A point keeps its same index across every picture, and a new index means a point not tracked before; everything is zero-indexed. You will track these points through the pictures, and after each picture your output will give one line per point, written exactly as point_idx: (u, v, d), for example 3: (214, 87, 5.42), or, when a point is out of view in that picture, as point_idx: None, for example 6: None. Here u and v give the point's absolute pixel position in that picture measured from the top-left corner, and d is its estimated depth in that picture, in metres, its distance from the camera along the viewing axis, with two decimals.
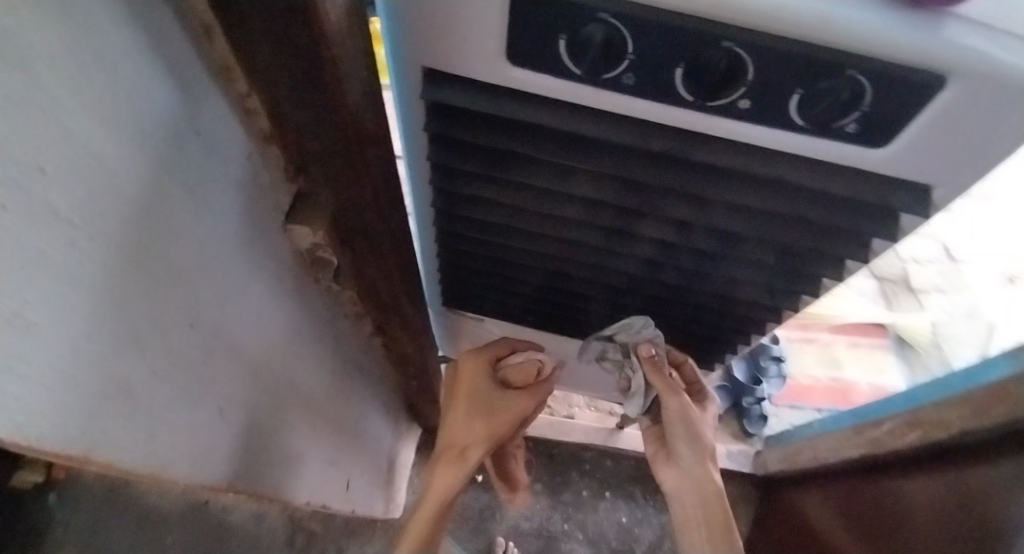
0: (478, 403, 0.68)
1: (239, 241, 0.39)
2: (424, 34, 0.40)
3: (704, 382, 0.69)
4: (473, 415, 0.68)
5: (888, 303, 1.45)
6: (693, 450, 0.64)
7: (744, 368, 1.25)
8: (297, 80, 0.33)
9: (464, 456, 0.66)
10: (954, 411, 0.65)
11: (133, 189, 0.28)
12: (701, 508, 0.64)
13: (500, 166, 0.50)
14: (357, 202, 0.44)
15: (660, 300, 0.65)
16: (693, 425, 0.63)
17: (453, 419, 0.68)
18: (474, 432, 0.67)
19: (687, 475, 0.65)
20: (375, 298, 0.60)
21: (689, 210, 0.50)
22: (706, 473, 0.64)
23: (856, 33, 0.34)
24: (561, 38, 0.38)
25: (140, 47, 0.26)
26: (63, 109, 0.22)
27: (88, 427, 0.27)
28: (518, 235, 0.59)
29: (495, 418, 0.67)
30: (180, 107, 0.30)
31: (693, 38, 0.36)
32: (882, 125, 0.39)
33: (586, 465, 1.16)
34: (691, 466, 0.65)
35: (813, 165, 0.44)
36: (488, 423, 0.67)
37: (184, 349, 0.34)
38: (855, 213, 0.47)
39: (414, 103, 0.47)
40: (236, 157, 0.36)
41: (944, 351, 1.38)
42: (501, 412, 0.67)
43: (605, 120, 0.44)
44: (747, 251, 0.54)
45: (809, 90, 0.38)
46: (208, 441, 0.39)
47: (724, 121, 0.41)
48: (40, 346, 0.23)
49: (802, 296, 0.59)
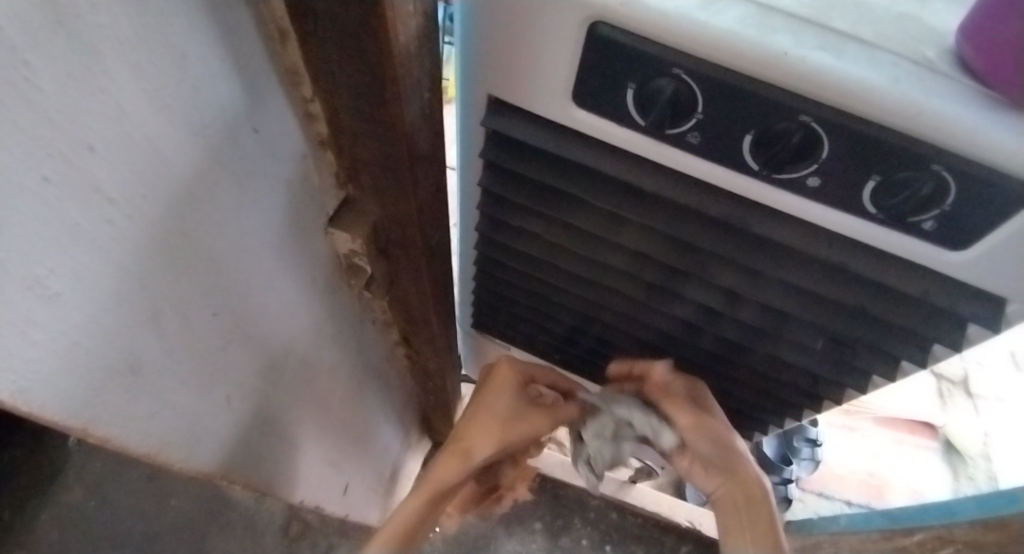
0: (499, 399, 0.64)
1: (277, 239, 0.39)
2: (496, 62, 0.40)
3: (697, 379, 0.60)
4: (487, 419, 0.63)
5: (941, 402, 1.34)
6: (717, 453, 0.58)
7: (774, 445, 1.19)
8: (360, 93, 0.33)
9: (468, 456, 0.60)
10: None
11: (182, 174, 0.28)
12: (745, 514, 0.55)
13: (550, 204, 0.49)
14: (401, 216, 0.44)
15: (695, 365, 0.62)
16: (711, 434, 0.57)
17: (469, 419, 0.62)
18: (487, 428, 0.62)
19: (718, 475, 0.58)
20: (405, 311, 0.60)
21: (738, 281, 0.48)
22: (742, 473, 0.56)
23: (943, 127, 0.32)
24: (629, 87, 0.37)
25: (212, 43, 0.26)
26: (123, 91, 0.23)
27: (88, 398, 0.27)
28: (558, 273, 0.57)
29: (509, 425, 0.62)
30: (242, 104, 0.30)
31: (767, 105, 0.34)
32: (962, 227, 0.36)
33: (590, 513, 1.13)
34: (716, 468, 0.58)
35: (880, 257, 0.42)
36: (501, 428, 0.62)
37: (203, 333, 0.35)
38: (919, 313, 0.44)
39: (475, 127, 0.47)
40: (289, 158, 0.37)
41: (993, 464, 1.28)
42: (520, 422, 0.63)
43: (665, 176, 0.42)
44: (795, 333, 0.51)
45: (887, 177, 0.35)
46: (211, 427, 0.39)
47: (789, 197, 0.39)
48: (53, 313, 0.23)
49: (847, 389, 0.55)
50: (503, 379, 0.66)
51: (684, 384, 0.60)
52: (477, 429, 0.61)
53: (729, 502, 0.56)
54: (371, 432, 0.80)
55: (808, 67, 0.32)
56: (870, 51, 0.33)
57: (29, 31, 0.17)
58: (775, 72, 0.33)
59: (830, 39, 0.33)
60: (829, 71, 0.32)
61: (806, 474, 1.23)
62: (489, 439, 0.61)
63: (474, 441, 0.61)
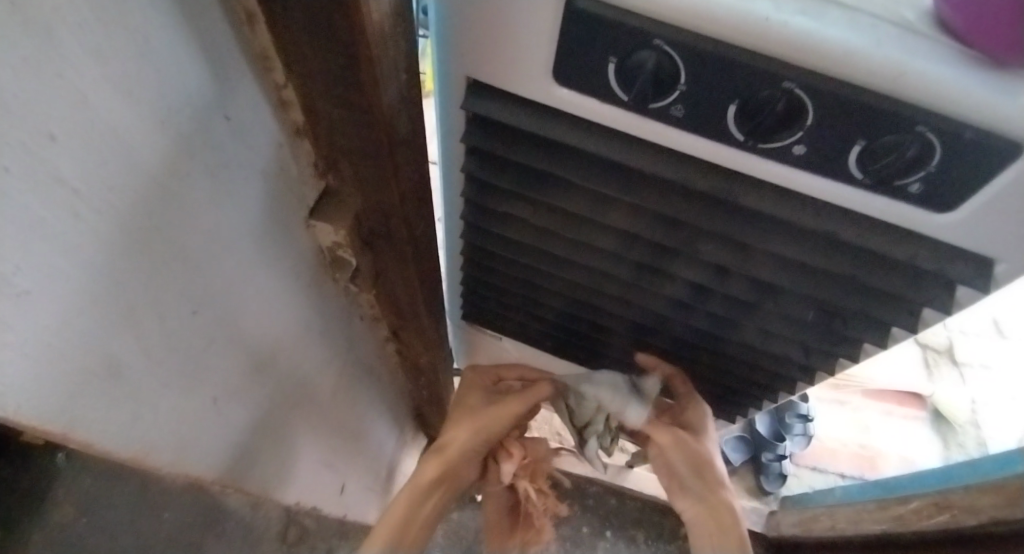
0: (474, 398, 0.72)
1: (257, 233, 0.38)
2: (472, 42, 0.39)
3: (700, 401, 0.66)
4: (460, 418, 0.68)
5: (928, 372, 1.36)
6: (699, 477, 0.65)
7: (766, 422, 1.22)
8: (334, 76, 0.32)
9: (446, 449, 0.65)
10: (988, 497, 0.63)
11: (151, 166, 0.27)
12: (715, 531, 0.62)
13: (535, 187, 0.49)
14: (384, 206, 0.43)
15: (687, 344, 0.62)
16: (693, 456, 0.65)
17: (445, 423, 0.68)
18: (466, 419, 0.68)
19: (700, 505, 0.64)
20: (393, 305, 0.59)
21: (727, 255, 0.47)
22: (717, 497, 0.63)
23: (926, 87, 0.32)
24: (610, 61, 0.36)
25: (175, 25, 0.25)
26: (81, 75, 0.22)
27: (65, 403, 0.26)
28: (546, 259, 0.57)
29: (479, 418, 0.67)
30: (211, 90, 0.29)
31: (750, 73, 0.34)
32: (947, 189, 0.36)
33: (590, 500, 1.15)
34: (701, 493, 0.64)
35: (867, 223, 0.41)
36: (474, 423, 0.67)
37: (185, 332, 0.34)
38: (907, 278, 0.44)
39: (455, 112, 0.46)
40: (263, 148, 0.36)
41: (982, 431, 1.30)
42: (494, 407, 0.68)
43: (650, 152, 0.42)
44: (785, 305, 0.51)
45: (872, 141, 0.35)
46: (200, 429, 0.38)
47: (775, 166, 0.39)
48: (23, 313, 0.22)
49: (839, 359, 0.55)
50: (471, 390, 0.73)
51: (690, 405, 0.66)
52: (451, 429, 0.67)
53: (704, 519, 0.64)
54: (365, 430, 0.79)
55: (789, 32, 0.31)
56: (851, 13, 0.32)
57: None
58: (756, 39, 0.32)
59: (810, 2, 0.32)
60: (811, 36, 0.31)
61: (800, 450, 1.25)
62: (469, 432, 0.66)
63: (453, 438, 0.66)
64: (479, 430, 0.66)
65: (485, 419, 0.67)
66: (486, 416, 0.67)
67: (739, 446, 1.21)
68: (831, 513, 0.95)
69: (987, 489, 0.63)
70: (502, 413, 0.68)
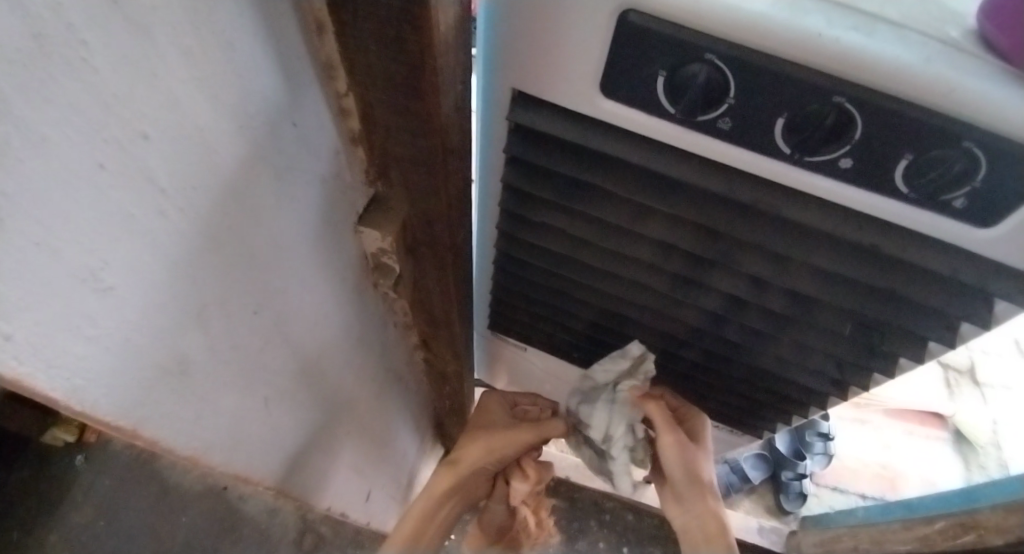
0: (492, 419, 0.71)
1: (312, 237, 0.39)
2: (522, 54, 0.40)
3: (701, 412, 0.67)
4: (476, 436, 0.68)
5: (949, 392, 1.35)
6: (689, 479, 0.62)
7: (785, 441, 1.22)
8: (395, 85, 0.33)
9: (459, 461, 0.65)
10: (1015, 518, 0.62)
11: (226, 167, 0.28)
12: (704, 543, 0.58)
13: (574, 197, 0.49)
14: (430, 213, 0.43)
15: (718, 356, 0.62)
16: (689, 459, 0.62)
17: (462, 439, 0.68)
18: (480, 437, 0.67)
19: (689, 509, 0.61)
20: (427, 313, 0.59)
21: (766, 267, 0.48)
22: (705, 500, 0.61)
23: (975, 103, 0.32)
24: (660, 75, 0.37)
25: (256, 33, 0.26)
26: (174, 78, 0.22)
27: (138, 398, 0.27)
28: (581, 269, 0.57)
29: (496, 437, 0.67)
30: (282, 96, 0.30)
31: (800, 87, 0.34)
32: (992, 204, 0.37)
33: (606, 515, 1.14)
34: (691, 499, 0.61)
35: (909, 237, 0.42)
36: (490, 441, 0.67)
37: (244, 333, 0.34)
38: (947, 292, 0.44)
39: (498, 123, 0.47)
40: (323, 154, 0.37)
41: (1004, 452, 1.29)
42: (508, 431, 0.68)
43: (694, 163, 0.43)
44: (823, 319, 0.51)
45: (919, 156, 0.35)
46: (249, 430, 0.39)
47: (820, 179, 0.39)
48: (107, 307, 0.23)
49: (873, 373, 0.55)
50: (491, 409, 0.74)
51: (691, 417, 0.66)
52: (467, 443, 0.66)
53: (693, 529, 0.60)
54: (392, 438, 0.79)
55: (841, 48, 0.32)
56: (901, 31, 0.33)
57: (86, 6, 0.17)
58: (808, 55, 0.33)
59: (862, 20, 0.33)
60: (863, 52, 0.32)
61: (820, 470, 1.24)
62: (483, 450, 0.65)
63: (468, 451, 0.65)
64: (492, 449, 0.66)
65: (498, 440, 0.66)
66: (500, 438, 0.67)
67: (758, 464, 1.20)
68: (853, 534, 0.94)
69: (1016, 509, 0.62)
70: (517, 437, 0.67)
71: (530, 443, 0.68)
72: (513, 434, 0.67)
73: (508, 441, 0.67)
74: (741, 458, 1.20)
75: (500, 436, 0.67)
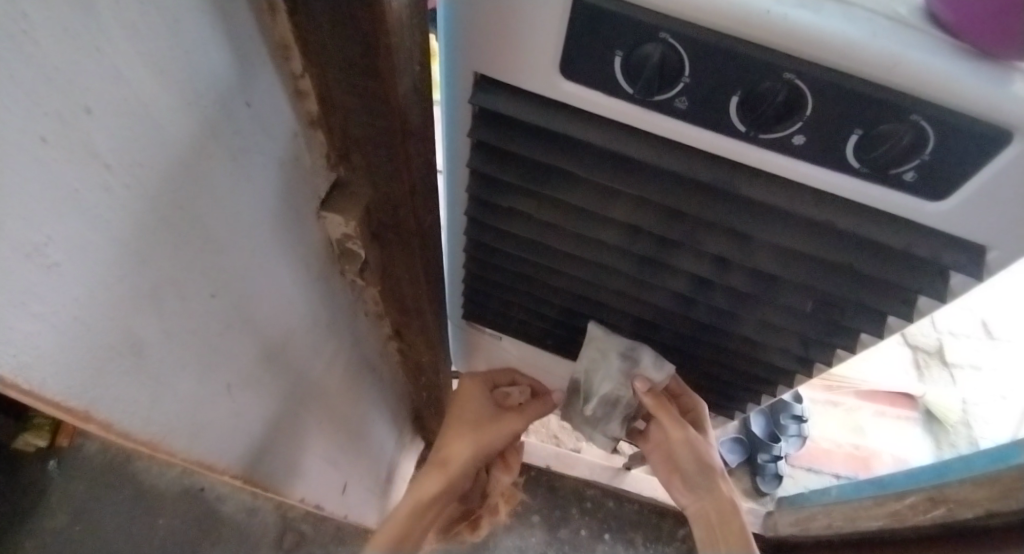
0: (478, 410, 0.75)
1: (272, 222, 0.39)
2: (480, 38, 0.40)
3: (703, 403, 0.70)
4: (462, 428, 0.74)
5: (919, 373, 1.40)
6: (705, 477, 0.70)
7: (762, 424, 1.24)
8: (350, 65, 0.33)
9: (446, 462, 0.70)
10: (981, 490, 0.63)
11: (176, 148, 0.27)
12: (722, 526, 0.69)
13: (541, 181, 0.49)
14: (393, 197, 0.43)
15: (687, 337, 0.63)
16: (699, 455, 0.68)
17: (446, 432, 0.73)
18: (466, 433, 0.73)
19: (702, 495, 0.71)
20: (398, 300, 0.60)
21: (728, 245, 0.49)
22: (714, 486, 0.70)
23: (921, 77, 0.33)
24: (617, 56, 0.37)
25: (203, 9, 0.26)
26: (116, 52, 0.22)
27: (89, 380, 0.26)
28: (550, 253, 0.58)
29: (484, 430, 0.73)
30: (234, 76, 0.30)
31: (752, 65, 0.35)
32: (941, 176, 0.38)
33: (588, 503, 1.20)
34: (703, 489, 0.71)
35: (861, 212, 0.43)
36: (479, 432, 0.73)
37: (202, 316, 0.34)
38: (903, 266, 0.46)
39: (461, 108, 0.47)
40: (281, 137, 0.37)
41: (974, 430, 1.32)
42: (495, 424, 0.73)
43: (654, 144, 0.43)
44: (785, 296, 0.52)
45: (869, 131, 0.36)
46: (212, 417, 0.39)
47: (775, 156, 0.40)
48: (52, 284, 0.23)
49: (836, 350, 0.57)
50: (470, 395, 0.77)
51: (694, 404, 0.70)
52: (454, 441, 0.71)
53: (705, 512, 0.71)
54: (367, 429, 0.79)
55: (790, 24, 0.33)
56: (847, 8, 0.34)
57: None
58: (759, 33, 0.34)
59: None
60: (810, 28, 0.33)
61: (794, 451, 1.27)
62: (472, 445, 0.72)
63: (453, 452, 0.70)
64: (480, 445, 0.71)
65: (487, 440, 0.72)
66: (488, 432, 0.73)
67: (735, 448, 1.22)
68: (828, 512, 0.97)
69: (983, 482, 0.63)
70: (503, 427, 0.73)
71: (517, 432, 0.74)
72: (501, 427, 0.73)
73: (495, 432, 0.73)
74: (718, 443, 1.21)
75: (488, 433, 0.73)
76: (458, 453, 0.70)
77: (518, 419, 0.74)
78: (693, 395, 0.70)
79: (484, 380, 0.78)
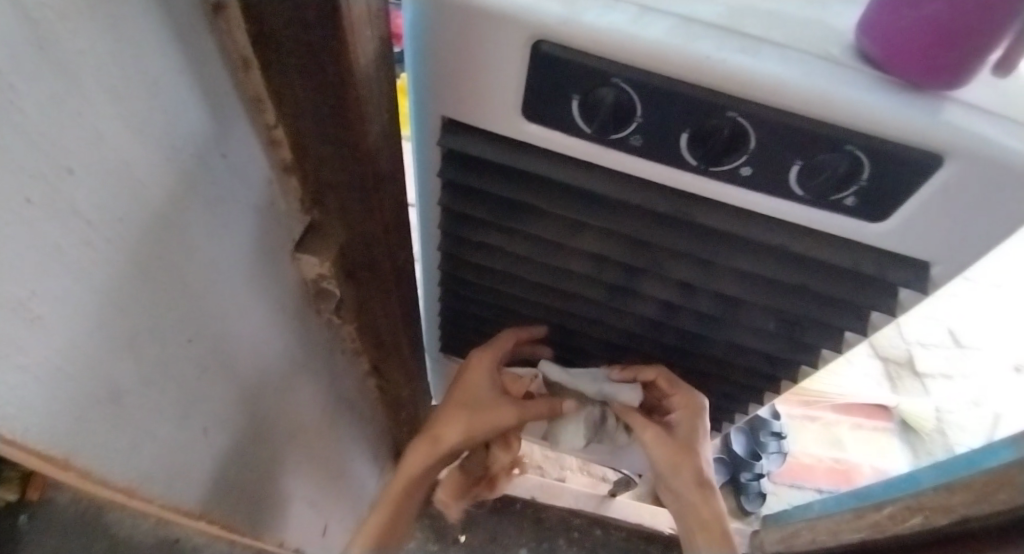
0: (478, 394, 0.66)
1: (247, 267, 0.40)
2: (446, 84, 0.42)
3: (699, 404, 0.63)
4: (459, 406, 0.66)
5: (892, 385, 1.43)
6: (686, 479, 0.63)
7: (742, 442, 1.26)
8: (323, 114, 0.35)
9: (439, 441, 0.65)
10: (955, 495, 0.65)
11: (153, 200, 0.29)
12: (700, 530, 0.63)
13: (510, 217, 0.52)
14: (365, 236, 0.45)
15: (660, 359, 0.65)
16: (672, 458, 0.63)
17: (443, 408, 0.66)
18: (461, 416, 0.65)
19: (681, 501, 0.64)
20: (375, 336, 0.60)
21: (690, 270, 0.51)
22: (702, 496, 0.63)
23: (854, 110, 0.36)
24: (573, 99, 0.40)
25: (178, 71, 0.28)
26: (96, 115, 0.23)
27: (71, 428, 0.27)
28: (522, 284, 0.59)
29: (478, 414, 0.65)
30: (209, 129, 0.31)
31: (697, 104, 0.38)
32: (879, 200, 0.40)
33: (575, 532, 1.20)
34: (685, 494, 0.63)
35: (810, 234, 0.46)
36: (471, 416, 0.65)
37: (179, 362, 0.35)
38: (855, 284, 0.48)
39: (431, 149, 0.49)
40: (254, 184, 0.38)
41: (947, 438, 1.36)
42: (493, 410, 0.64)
43: (613, 178, 0.46)
44: (748, 316, 0.54)
45: (808, 161, 0.39)
46: (189, 462, 0.39)
47: (726, 186, 0.43)
48: (37, 337, 0.24)
49: (801, 366, 0.59)
50: (475, 379, 0.66)
51: (688, 402, 0.63)
52: (448, 417, 0.65)
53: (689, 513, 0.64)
54: (347, 468, 0.79)
55: (730, 67, 0.36)
56: (782, 50, 0.37)
57: (17, 60, 0.18)
58: (703, 75, 0.36)
59: (747, 41, 0.37)
60: (749, 70, 0.36)
61: (777, 468, 1.28)
62: (460, 428, 0.65)
63: (446, 430, 0.65)
64: (472, 432, 0.64)
65: (478, 421, 0.64)
66: (481, 419, 0.64)
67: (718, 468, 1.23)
68: (811, 527, 0.98)
69: (956, 487, 0.65)
70: (497, 419, 0.64)
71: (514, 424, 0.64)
72: (492, 416, 0.64)
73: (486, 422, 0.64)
74: None
75: (484, 415, 0.65)
76: (447, 437, 0.64)
77: (515, 412, 0.64)
78: (678, 393, 0.63)
79: (494, 358, 0.66)
